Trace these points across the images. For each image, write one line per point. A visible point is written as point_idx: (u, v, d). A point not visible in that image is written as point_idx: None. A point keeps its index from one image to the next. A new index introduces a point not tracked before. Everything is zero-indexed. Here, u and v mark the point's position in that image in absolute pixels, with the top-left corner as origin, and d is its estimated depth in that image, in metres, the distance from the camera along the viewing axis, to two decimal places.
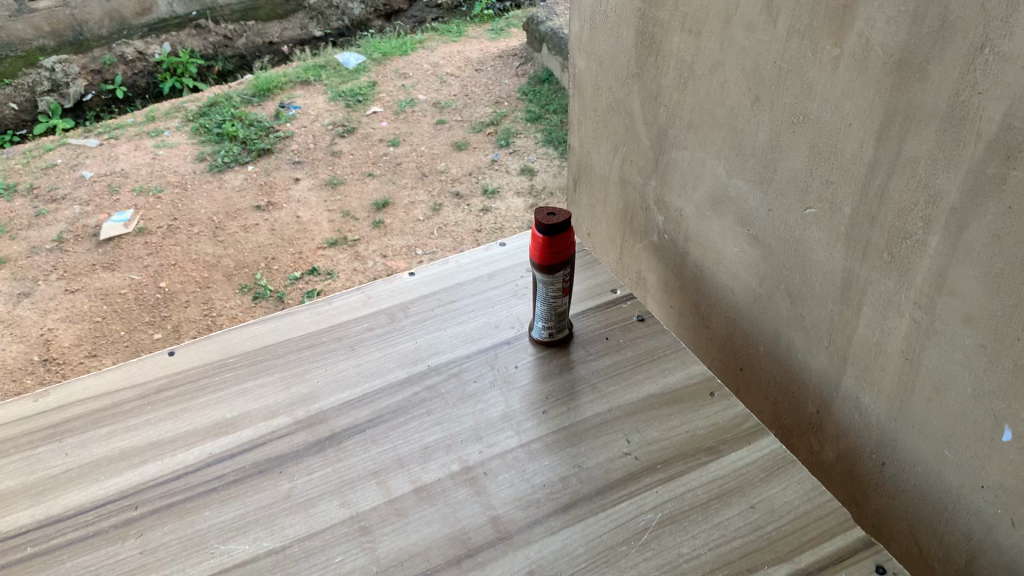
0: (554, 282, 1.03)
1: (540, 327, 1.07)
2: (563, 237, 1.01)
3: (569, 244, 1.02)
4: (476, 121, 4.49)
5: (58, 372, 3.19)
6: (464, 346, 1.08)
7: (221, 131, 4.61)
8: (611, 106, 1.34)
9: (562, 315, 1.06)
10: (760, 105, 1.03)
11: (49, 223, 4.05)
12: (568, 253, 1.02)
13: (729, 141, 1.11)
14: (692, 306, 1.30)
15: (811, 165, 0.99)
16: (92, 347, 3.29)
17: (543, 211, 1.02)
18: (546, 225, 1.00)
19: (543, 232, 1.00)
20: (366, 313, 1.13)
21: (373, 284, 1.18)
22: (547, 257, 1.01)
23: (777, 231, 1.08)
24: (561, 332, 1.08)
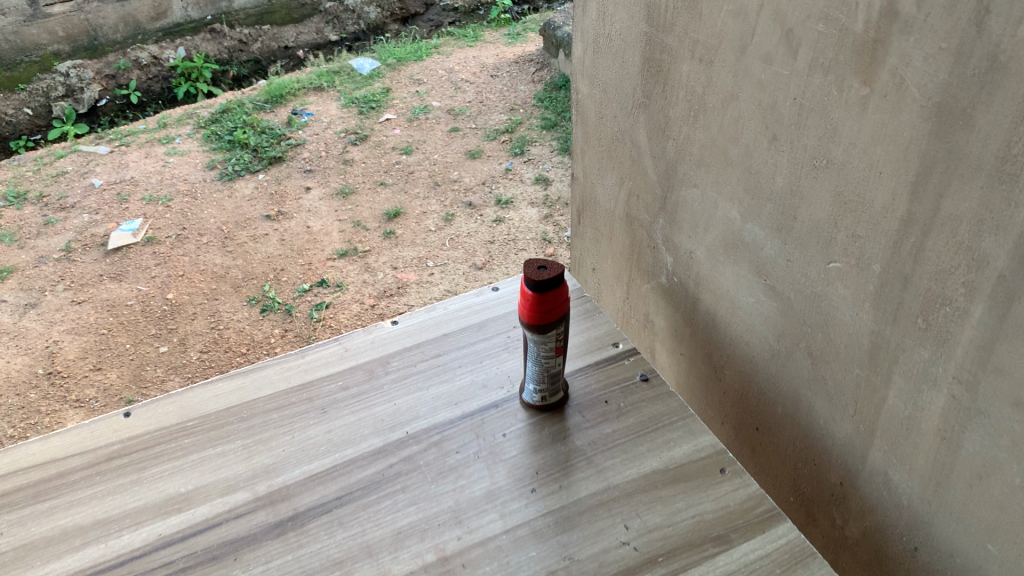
0: (547, 342, 0.92)
1: (531, 389, 0.97)
2: (556, 295, 0.90)
3: (562, 300, 0.91)
4: (490, 129, 4.38)
5: (63, 386, 3.10)
6: (448, 408, 0.98)
7: (233, 138, 4.53)
8: (617, 137, 1.23)
9: (554, 377, 0.95)
10: (779, 145, 0.92)
11: (57, 232, 3.99)
12: (560, 310, 0.91)
13: (744, 183, 0.99)
14: (704, 356, 1.18)
15: (836, 215, 0.87)
16: (97, 360, 3.21)
17: (534, 264, 0.91)
18: (538, 282, 0.88)
19: (534, 288, 0.89)
20: (341, 368, 1.03)
21: (351, 334, 1.09)
22: (538, 315, 0.90)
23: (795, 284, 0.97)
24: (554, 396, 0.97)
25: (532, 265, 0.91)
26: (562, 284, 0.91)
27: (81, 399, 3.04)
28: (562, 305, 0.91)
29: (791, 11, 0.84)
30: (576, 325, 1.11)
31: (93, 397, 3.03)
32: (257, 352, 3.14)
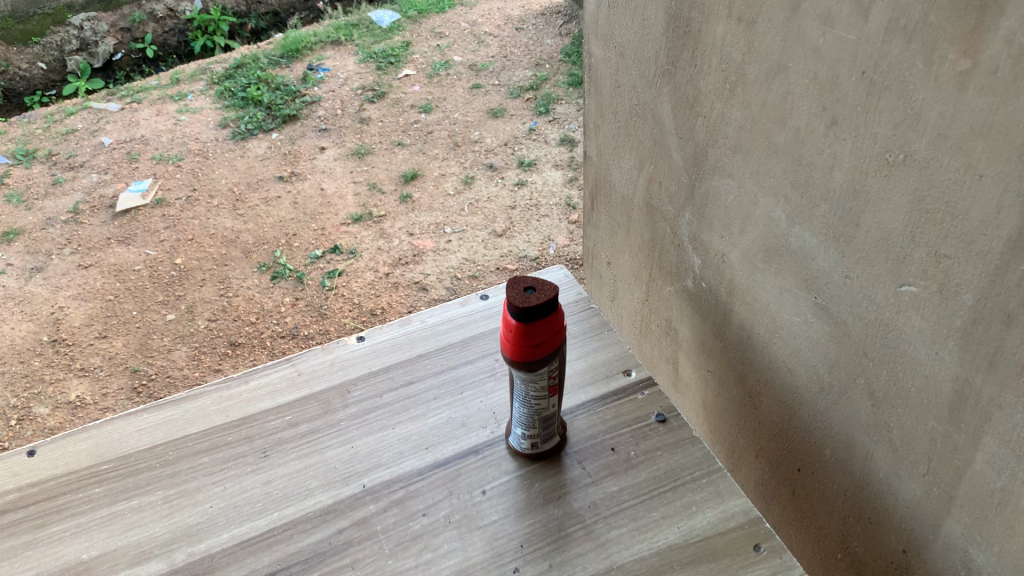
0: (537, 380, 0.74)
1: (518, 434, 0.78)
2: (546, 324, 0.71)
3: (556, 329, 0.72)
4: (514, 86, 4.09)
5: (67, 355, 2.86)
6: (415, 454, 0.80)
7: (246, 95, 4.31)
8: (636, 111, 1.02)
9: (546, 421, 0.77)
10: (839, 131, 0.71)
11: (65, 192, 3.79)
12: (556, 340, 0.73)
13: (793, 176, 0.79)
14: (736, 378, 0.99)
15: (913, 226, 0.67)
16: (103, 328, 2.96)
17: (521, 285, 0.72)
18: (524, 310, 0.70)
19: (518, 316, 0.70)
20: (291, 399, 0.87)
21: (307, 354, 0.93)
22: (525, 350, 0.71)
23: (854, 306, 0.77)
24: (546, 443, 0.79)
25: (517, 283, 0.72)
26: (557, 310, 0.72)
27: (85, 368, 2.81)
28: (559, 334, 0.73)
29: None
30: (578, 348, 0.93)
31: (98, 365, 2.81)
32: (267, 322, 2.86)
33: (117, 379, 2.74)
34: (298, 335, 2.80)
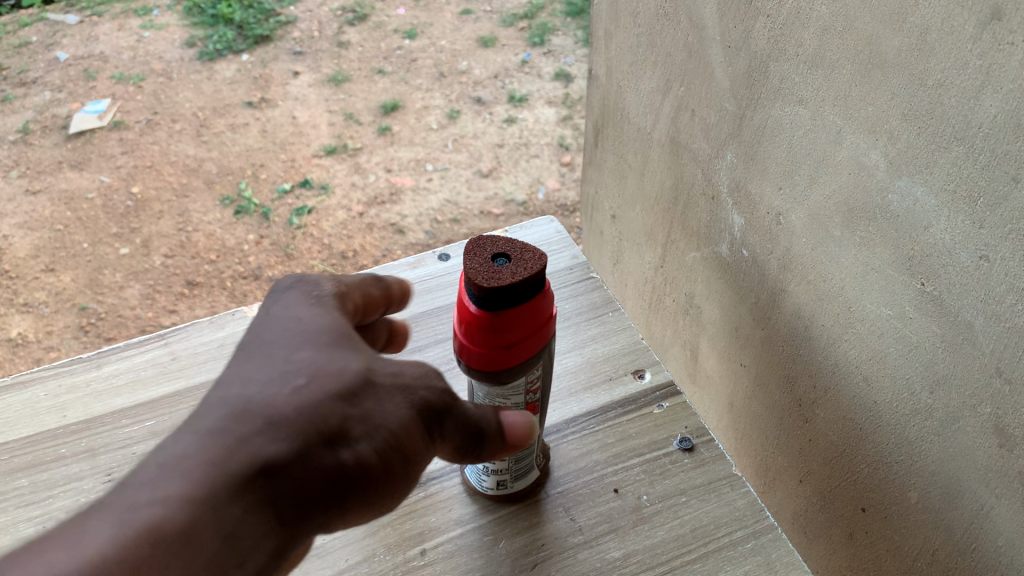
0: (513, 396, 0.58)
1: (479, 469, 0.64)
2: (522, 316, 0.53)
3: (537, 320, 0.54)
4: (508, 13, 3.64)
5: (8, 289, 2.56)
6: None
7: (216, 11, 3.78)
8: (664, 12, 0.75)
9: (518, 447, 0.62)
10: (1004, 29, 0.45)
11: (14, 110, 3.34)
12: (540, 337, 0.55)
13: (911, 100, 0.52)
14: (780, 380, 0.74)
15: None
16: (50, 259, 2.64)
17: (490, 254, 0.52)
18: (490, 295, 0.51)
19: (483, 304, 0.52)
20: (150, 397, 0.78)
21: (184, 335, 0.84)
22: (493, 352, 0.53)
23: (988, 302, 0.51)
24: (518, 481, 0.64)
25: (482, 248, 0.53)
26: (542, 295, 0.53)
27: (28, 303, 2.51)
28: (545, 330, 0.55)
29: None
30: (571, 338, 0.78)
31: (43, 301, 2.51)
32: (228, 261, 2.56)
33: (64, 316, 2.45)
34: (262, 277, 2.51)
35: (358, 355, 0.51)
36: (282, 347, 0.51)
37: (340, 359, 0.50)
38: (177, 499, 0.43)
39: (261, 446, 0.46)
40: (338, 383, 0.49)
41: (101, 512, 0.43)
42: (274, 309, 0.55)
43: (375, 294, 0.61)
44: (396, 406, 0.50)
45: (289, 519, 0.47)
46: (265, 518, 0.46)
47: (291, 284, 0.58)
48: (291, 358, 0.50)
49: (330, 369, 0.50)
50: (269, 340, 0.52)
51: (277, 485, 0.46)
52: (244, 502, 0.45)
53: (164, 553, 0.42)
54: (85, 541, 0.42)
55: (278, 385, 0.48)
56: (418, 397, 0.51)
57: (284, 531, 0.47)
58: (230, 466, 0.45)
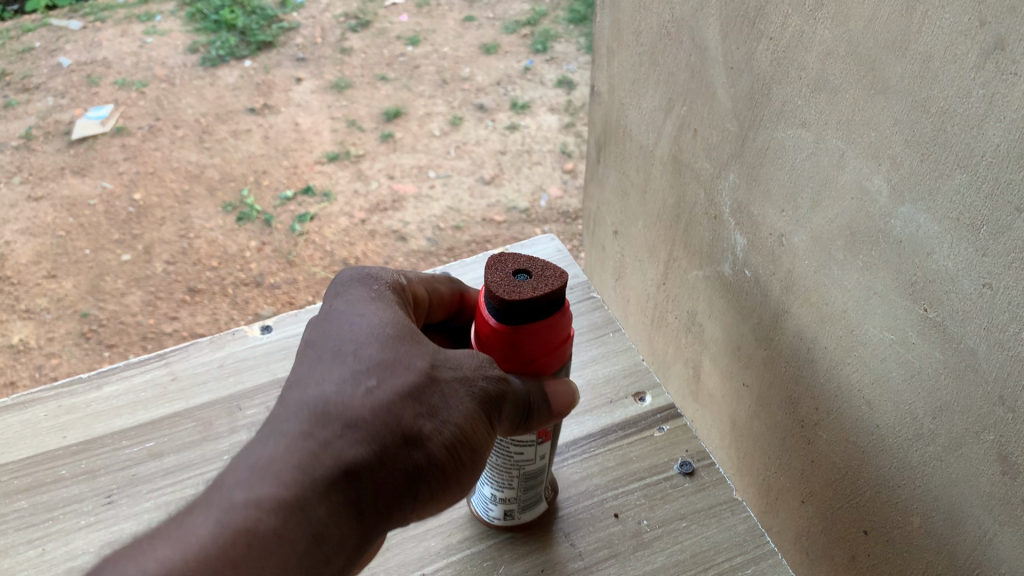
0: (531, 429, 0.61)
1: (489, 497, 0.66)
2: (538, 332, 0.57)
3: (553, 339, 0.59)
4: (510, 19, 3.64)
5: (10, 295, 2.56)
6: None
7: (219, 17, 3.77)
8: (666, 32, 0.75)
9: (528, 477, 0.64)
10: (1007, 59, 0.45)
11: (17, 116, 3.34)
12: (559, 350, 0.60)
13: (913, 127, 0.52)
14: (783, 401, 0.74)
15: None
16: (52, 265, 2.64)
17: (512, 269, 0.57)
18: (512, 311, 0.56)
19: (503, 318, 0.57)
20: (152, 418, 0.78)
21: (185, 354, 0.84)
22: (513, 363, 0.59)
23: (991, 329, 0.51)
24: (525, 512, 0.67)
25: (505, 265, 0.58)
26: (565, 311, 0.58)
27: (30, 309, 2.51)
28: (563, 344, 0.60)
29: None
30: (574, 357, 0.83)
31: (45, 307, 2.51)
32: (230, 268, 2.56)
33: (66, 323, 2.45)
34: (264, 284, 2.51)
35: (420, 353, 0.58)
36: (351, 348, 0.58)
37: (406, 356, 0.58)
38: (268, 498, 0.51)
39: (338, 449, 0.53)
40: (403, 383, 0.56)
41: (206, 509, 0.51)
42: (340, 310, 0.62)
43: (439, 287, 0.72)
44: (458, 403, 0.56)
45: (368, 507, 0.54)
46: (348, 509, 0.53)
47: (353, 276, 0.65)
48: (362, 356, 0.57)
49: (398, 368, 0.57)
50: (338, 339, 0.59)
51: (354, 480, 0.53)
52: (331, 501, 0.52)
53: (262, 544, 0.49)
54: (192, 532, 0.50)
55: (350, 388, 0.56)
56: (477, 389, 0.57)
57: (366, 520, 0.54)
58: (313, 467, 0.52)
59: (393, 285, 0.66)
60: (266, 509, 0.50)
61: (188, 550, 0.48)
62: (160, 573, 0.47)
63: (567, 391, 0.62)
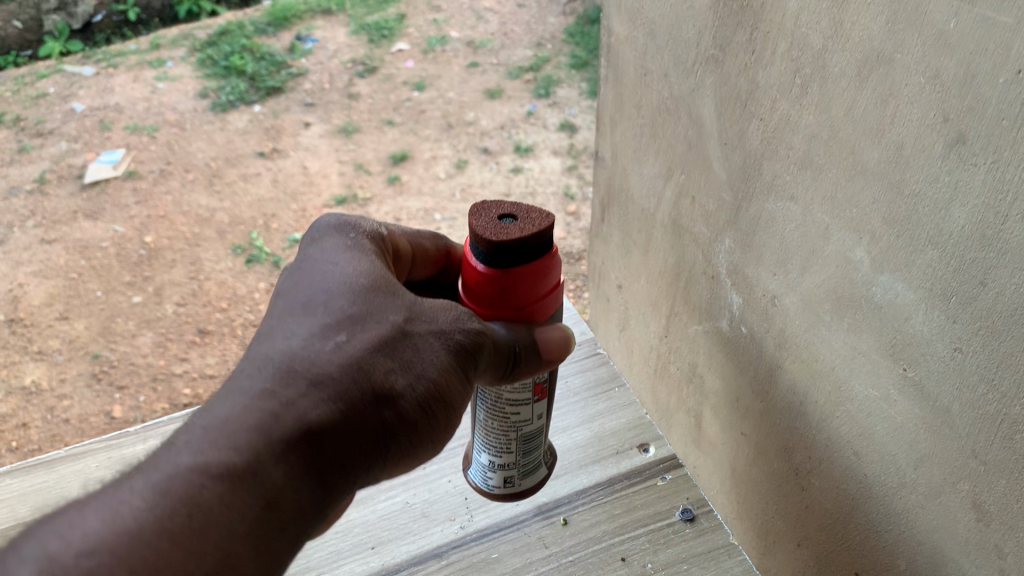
0: (525, 384, 0.80)
1: (492, 466, 0.86)
2: (521, 273, 0.71)
3: (536, 280, 0.73)
4: (513, 66, 3.73)
5: (24, 337, 2.61)
6: (423, 526, 0.87)
7: (229, 63, 3.86)
8: (665, 107, 0.82)
9: (524, 437, 0.83)
10: (967, 152, 0.51)
11: (31, 160, 3.40)
12: (546, 298, 0.76)
13: (888, 206, 0.58)
14: (779, 450, 0.79)
15: None
16: (64, 307, 2.69)
17: (498, 215, 0.71)
18: (499, 258, 0.70)
19: (493, 265, 0.71)
20: None
21: None
22: (502, 302, 0.74)
23: (963, 390, 0.56)
24: (524, 478, 0.86)
25: (492, 213, 0.71)
26: (552, 258, 0.73)
27: (43, 351, 2.56)
28: (550, 293, 0.76)
29: None
30: (582, 414, 0.97)
31: (57, 349, 2.55)
32: (239, 309, 2.61)
33: (77, 364, 2.49)
34: None
35: (395, 309, 0.71)
36: (327, 304, 0.70)
37: (383, 311, 0.71)
38: (219, 464, 0.60)
39: (300, 412, 0.64)
40: (371, 341, 0.69)
41: (156, 475, 0.60)
42: (317, 259, 0.75)
43: (425, 244, 0.91)
44: (432, 358, 0.70)
45: (326, 463, 0.65)
46: (304, 470, 0.63)
47: (332, 228, 0.79)
48: (341, 307, 0.70)
49: (377, 320, 0.70)
50: (317, 285, 0.72)
51: (315, 441, 0.64)
52: (303, 449, 0.64)
53: (204, 513, 0.59)
54: (173, 465, 0.61)
55: (320, 346, 0.67)
56: (452, 341, 0.71)
57: (321, 478, 0.65)
58: (270, 433, 0.62)
59: (368, 236, 0.80)
60: (214, 476, 0.60)
61: (140, 516, 0.58)
62: (148, 496, 0.59)
63: (552, 334, 0.77)
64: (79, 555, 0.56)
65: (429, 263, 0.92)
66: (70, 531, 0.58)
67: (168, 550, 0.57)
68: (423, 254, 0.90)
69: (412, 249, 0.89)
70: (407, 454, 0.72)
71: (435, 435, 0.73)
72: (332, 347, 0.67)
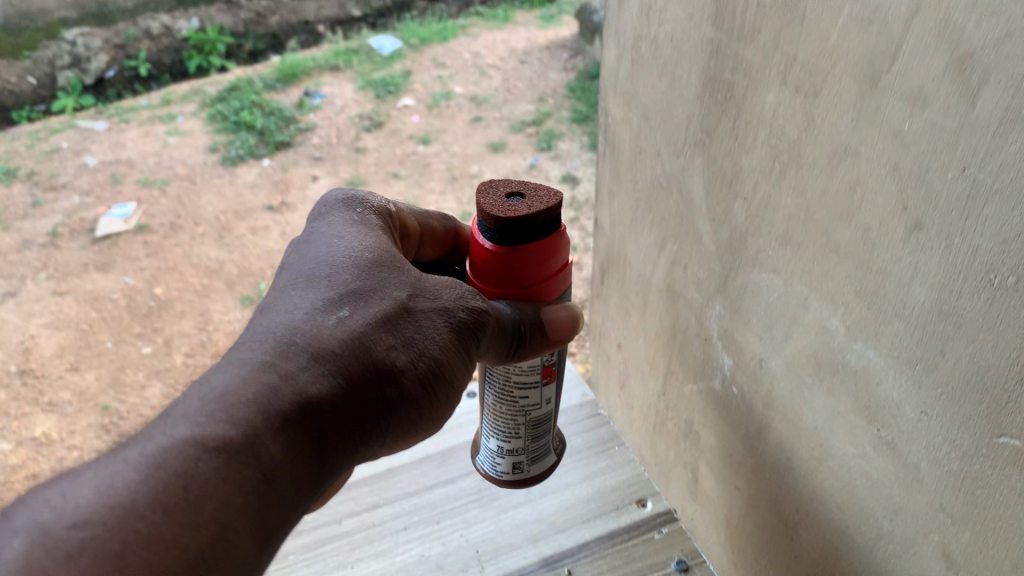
0: (535, 368, 0.90)
1: (502, 453, 0.95)
2: (527, 252, 0.79)
3: (541, 260, 0.81)
4: (516, 120, 3.82)
5: (36, 388, 2.60)
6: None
7: (239, 118, 3.95)
8: (660, 183, 0.88)
9: (533, 422, 0.93)
10: (924, 238, 0.57)
11: (44, 214, 3.42)
12: (553, 278, 0.85)
13: (858, 283, 0.64)
14: (769, 504, 0.84)
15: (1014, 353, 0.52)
16: (74, 359, 2.71)
17: (505, 197, 0.79)
18: (505, 235, 0.78)
19: (500, 244, 0.79)
20: None
21: None
22: (509, 279, 0.82)
23: (929, 449, 0.62)
24: (532, 465, 0.97)
25: (501, 194, 0.79)
26: (557, 238, 0.81)
27: (53, 402, 2.55)
28: (556, 272, 0.84)
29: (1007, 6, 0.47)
30: (585, 471, 1.04)
31: (67, 400, 2.55)
32: None
33: (87, 416, 2.49)
34: None
35: (397, 287, 0.81)
36: (334, 281, 0.80)
37: (386, 292, 0.80)
38: (215, 439, 0.66)
39: (300, 384, 0.72)
40: (371, 317, 0.78)
41: (151, 445, 0.66)
42: (329, 244, 0.85)
43: (434, 224, 1.04)
44: (430, 335, 0.80)
45: (324, 434, 0.73)
46: (301, 440, 0.71)
47: (345, 218, 0.90)
48: (345, 289, 0.79)
49: (380, 300, 0.80)
50: (325, 267, 0.82)
51: (312, 412, 0.72)
52: (305, 420, 0.71)
53: (198, 485, 0.64)
54: (167, 435, 0.66)
55: (324, 321, 0.77)
56: (452, 319, 0.80)
57: (319, 449, 0.72)
58: (268, 406, 0.69)
59: (375, 223, 0.91)
60: (209, 451, 0.65)
61: (132, 487, 0.63)
62: (144, 460, 0.65)
63: (557, 313, 0.86)
64: (72, 526, 0.61)
65: (438, 241, 1.04)
66: (63, 502, 0.63)
67: (163, 521, 0.61)
68: (431, 231, 1.03)
69: (421, 230, 1.02)
70: (406, 423, 0.81)
71: (433, 408, 0.82)
72: (334, 321, 0.77)
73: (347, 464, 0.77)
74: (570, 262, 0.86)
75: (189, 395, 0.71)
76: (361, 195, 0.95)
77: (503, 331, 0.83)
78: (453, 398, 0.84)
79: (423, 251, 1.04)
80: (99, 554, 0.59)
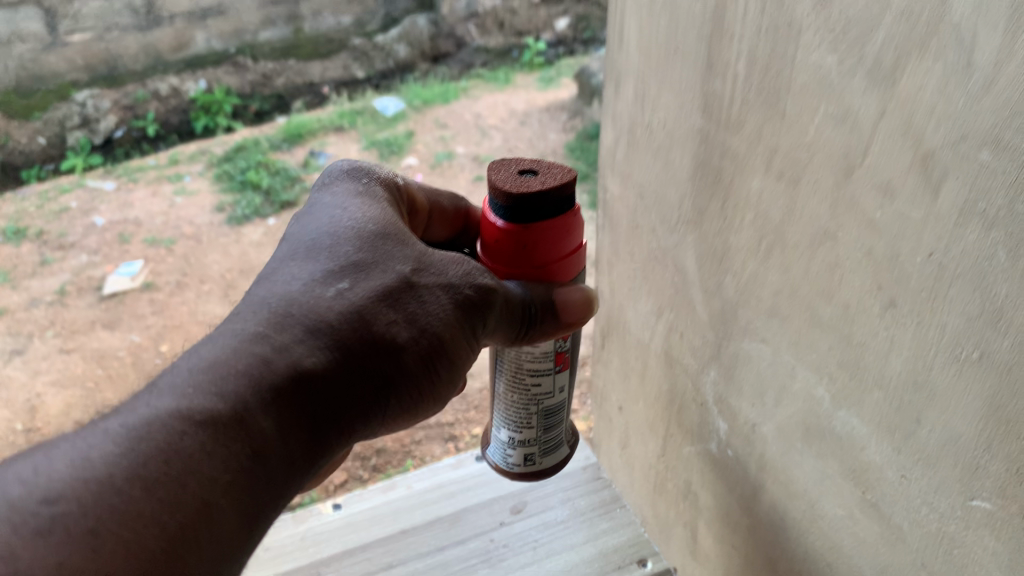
0: (549, 353, 0.92)
1: (514, 444, 0.98)
2: (539, 229, 0.79)
3: (555, 238, 0.81)
4: None
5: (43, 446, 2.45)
6: None
7: (245, 178, 4.03)
8: (655, 256, 0.94)
9: (546, 410, 0.96)
10: (897, 314, 0.62)
11: (53, 272, 3.39)
12: (566, 259, 0.84)
13: (840, 354, 0.69)
14: (765, 563, 0.88)
15: (981, 420, 0.57)
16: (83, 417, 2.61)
17: (517, 173, 0.79)
18: (517, 212, 0.78)
19: (511, 221, 0.79)
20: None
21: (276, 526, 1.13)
22: (521, 257, 0.82)
23: (911, 509, 0.66)
24: (545, 457, 0.99)
25: (514, 171, 0.79)
26: (571, 217, 0.81)
27: None
28: (570, 253, 0.84)
29: (962, 113, 0.52)
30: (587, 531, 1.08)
31: None
32: None
33: None
34: None
35: (401, 261, 0.81)
36: (335, 252, 0.80)
37: (390, 265, 0.80)
38: (200, 412, 0.66)
39: (293, 358, 0.72)
40: (372, 290, 0.78)
41: (134, 417, 0.66)
42: (332, 214, 0.85)
43: (442, 203, 1.08)
44: (433, 311, 0.79)
45: (316, 409, 0.73)
46: (290, 414, 0.71)
47: (353, 190, 0.90)
48: (347, 260, 0.79)
49: (383, 274, 0.79)
50: (327, 237, 0.82)
51: (303, 386, 0.72)
52: (296, 396, 0.71)
53: (181, 460, 0.64)
54: (150, 407, 0.67)
55: (323, 291, 0.76)
56: (457, 296, 0.80)
57: (311, 424, 0.73)
58: (258, 379, 0.69)
59: (382, 197, 0.91)
60: (195, 426, 0.66)
61: (109, 462, 0.62)
62: (122, 432, 0.64)
63: (571, 295, 0.85)
64: (43, 501, 0.60)
65: (446, 219, 1.09)
66: (35, 476, 0.62)
67: (140, 497, 0.61)
68: (439, 209, 1.08)
69: (428, 208, 1.05)
70: (409, 399, 0.81)
71: (433, 386, 0.82)
72: (334, 292, 0.76)
73: (340, 439, 0.77)
74: (585, 243, 0.86)
75: (179, 366, 0.71)
76: (367, 166, 0.96)
77: (514, 309, 0.83)
78: (455, 378, 0.83)
79: (433, 230, 1.09)
80: (73, 526, 0.59)
